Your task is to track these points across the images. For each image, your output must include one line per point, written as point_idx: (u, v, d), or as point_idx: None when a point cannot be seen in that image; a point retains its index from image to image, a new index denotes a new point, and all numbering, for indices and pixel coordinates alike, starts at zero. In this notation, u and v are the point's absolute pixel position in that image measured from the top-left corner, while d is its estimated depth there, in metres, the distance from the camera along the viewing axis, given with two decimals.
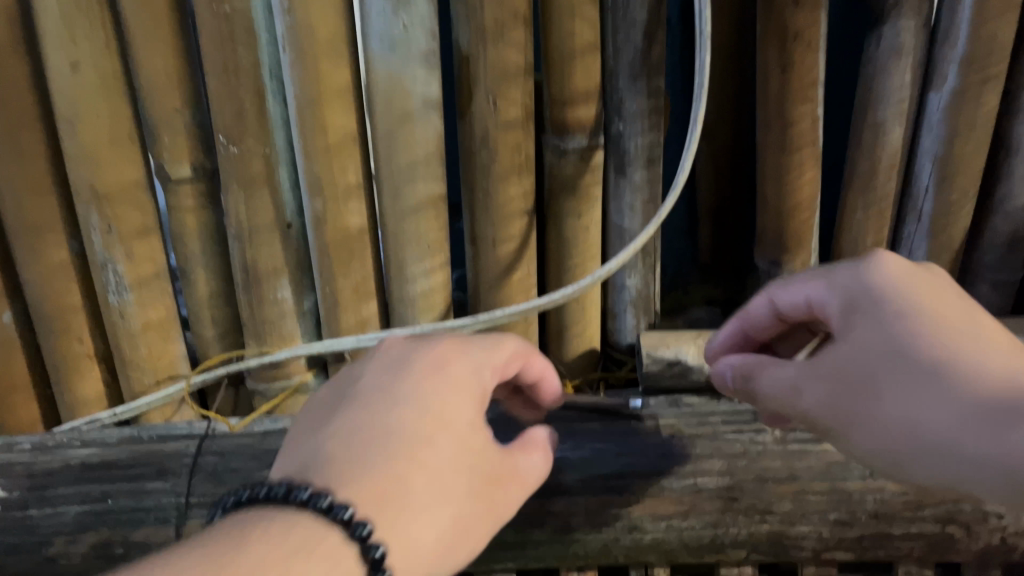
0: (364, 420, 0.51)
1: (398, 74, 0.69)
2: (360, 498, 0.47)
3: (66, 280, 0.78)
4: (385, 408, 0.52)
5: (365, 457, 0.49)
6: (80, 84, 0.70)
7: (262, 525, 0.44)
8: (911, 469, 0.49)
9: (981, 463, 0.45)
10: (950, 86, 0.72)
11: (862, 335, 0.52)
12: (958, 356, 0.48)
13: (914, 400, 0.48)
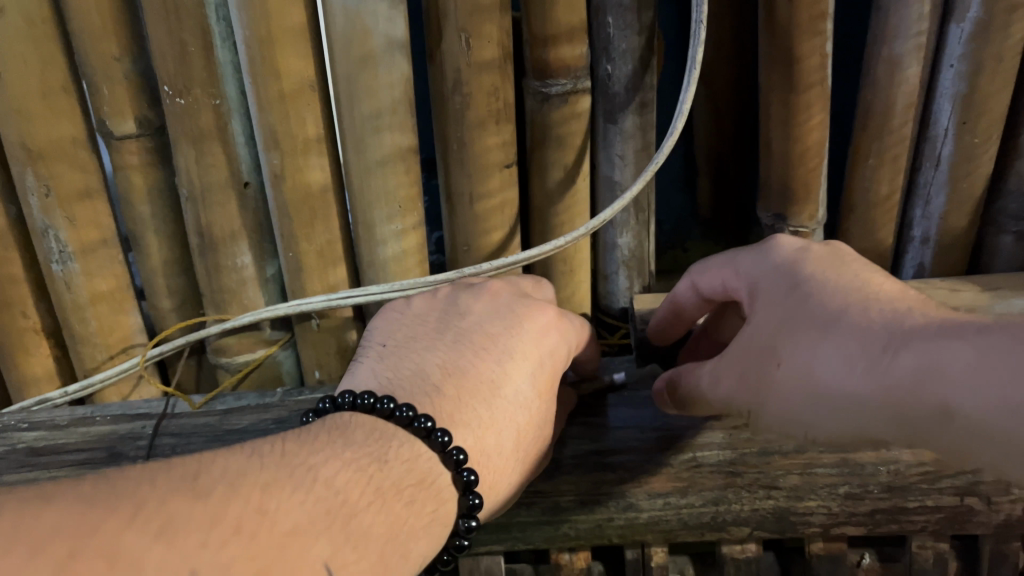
0: (467, 348, 0.53)
1: (357, 10, 0.62)
2: (466, 436, 0.49)
3: (4, 250, 0.71)
4: (494, 345, 0.53)
5: (475, 382, 0.51)
6: (3, 28, 0.63)
7: (365, 435, 0.46)
8: (816, 426, 0.49)
9: (873, 401, 0.45)
10: (974, 16, 0.65)
11: (761, 299, 0.52)
12: (843, 311, 0.48)
13: (811, 356, 0.48)
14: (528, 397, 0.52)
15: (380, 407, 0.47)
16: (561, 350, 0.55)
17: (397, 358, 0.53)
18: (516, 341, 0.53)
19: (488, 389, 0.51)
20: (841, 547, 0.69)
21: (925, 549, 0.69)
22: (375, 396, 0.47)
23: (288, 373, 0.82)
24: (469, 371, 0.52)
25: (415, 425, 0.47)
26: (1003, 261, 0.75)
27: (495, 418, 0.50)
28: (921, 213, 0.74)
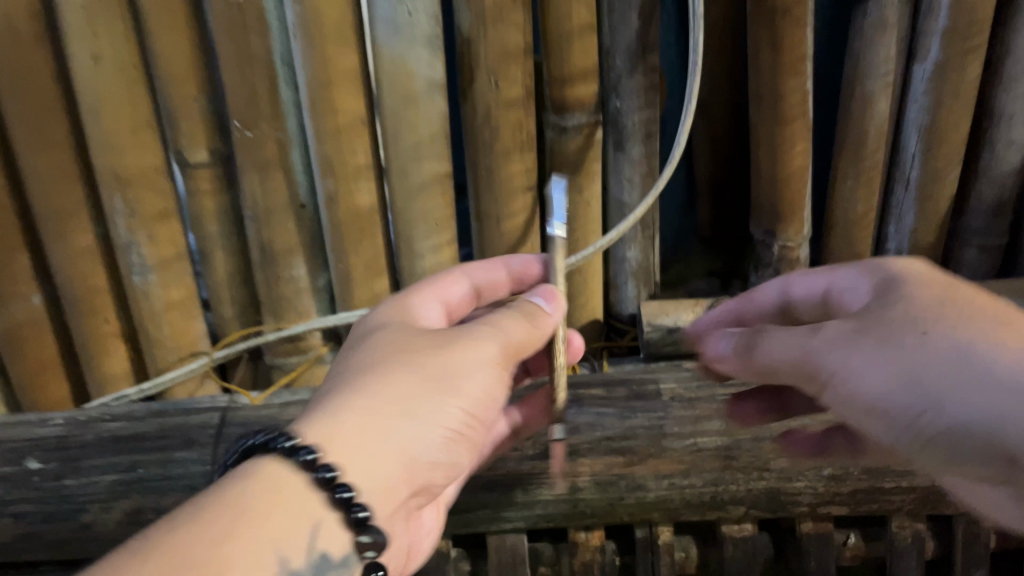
0: (406, 386, 0.50)
1: (403, 56, 0.72)
2: (378, 491, 0.48)
3: (91, 263, 0.82)
4: (436, 376, 0.52)
5: (400, 431, 0.49)
6: (102, 73, 0.73)
7: (267, 486, 0.45)
8: (951, 410, 0.47)
9: (1008, 415, 0.45)
10: (934, 57, 0.75)
11: (862, 319, 0.51)
12: (994, 321, 0.48)
13: (955, 343, 0.48)
14: (460, 428, 0.52)
15: (303, 457, 0.46)
16: (544, 319, 0.57)
17: (330, 402, 0.49)
18: (490, 331, 0.55)
19: (415, 440, 0.50)
20: (828, 527, 0.75)
21: (904, 529, 0.74)
22: (313, 450, 0.46)
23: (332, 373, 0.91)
24: (398, 416, 0.49)
25: (335, 494, 0.46)
26: (970, 270, 0.85)
27: (428, 456, 0.51)
28: (895, 228, 0.84)
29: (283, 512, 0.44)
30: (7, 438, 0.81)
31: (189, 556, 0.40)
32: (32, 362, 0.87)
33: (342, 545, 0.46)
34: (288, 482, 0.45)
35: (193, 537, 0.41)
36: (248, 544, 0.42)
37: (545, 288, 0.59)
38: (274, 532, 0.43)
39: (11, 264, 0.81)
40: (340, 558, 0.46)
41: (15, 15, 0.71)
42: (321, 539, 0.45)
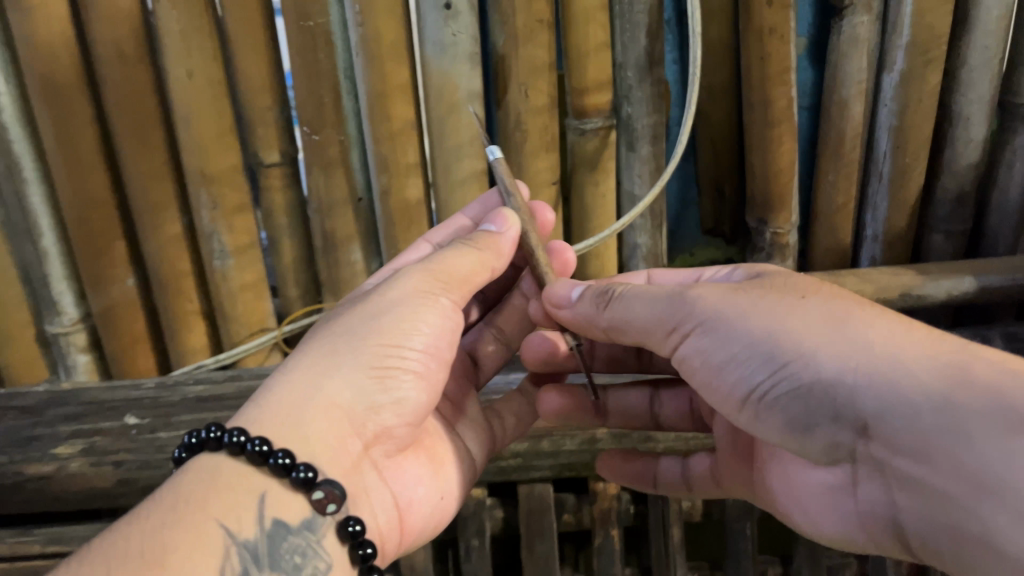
0: (323, 355, 0.65)
1: (448, 71, 0.86)
2: (328, 445, 0.62)
3: (178, 250, 0.96)
4: (357, 339, 0.66)
5: (342, 384, 0.63)
6: (195, 87, 0.87)
7: (208, 482, 0.56)
8: (789, 353, 0.56)
9: (910, 409, 0.51)
10: (899, 68, 0.88)
11: (741, 288, 0.63)
12: (860, 311, 0.58)
13: (813, 314, 0.58)
14: (395, 369, 0.66)
15: (233, 441, 0.57)
16: (494, 239, 0.73)
17: (252, 398, 0.63)
18: (435, 269, 0.70)
19: (346, 393, 0.63)
20: None
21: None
22: (241, 433, 0.57)
23: None
24: (322, 380, 0.63)
25: (269, 460, 0.57)
26: (938, 253, 0.97)
27: (370, 403, 0.65)
28: (871, 217, 0.97)
29: (231, 489, 0.56)
30: (107, 400, 0.95)
31: (163, 528, 0.51)
32: (124, 337, 1.01)
33: (300, 513, 0.58)
34: (224, 467, 0.57)
35: (164, 517, 0.52)
36: (209, 516, 0.53)
37: (497, 213, 0.75)
38: (229, 505, 0.55)
39: (111, 251, 0.95)
40: (298, 522, 0.58)
41: (124, 40, 0.85)
42: (268, 507, 0.56)
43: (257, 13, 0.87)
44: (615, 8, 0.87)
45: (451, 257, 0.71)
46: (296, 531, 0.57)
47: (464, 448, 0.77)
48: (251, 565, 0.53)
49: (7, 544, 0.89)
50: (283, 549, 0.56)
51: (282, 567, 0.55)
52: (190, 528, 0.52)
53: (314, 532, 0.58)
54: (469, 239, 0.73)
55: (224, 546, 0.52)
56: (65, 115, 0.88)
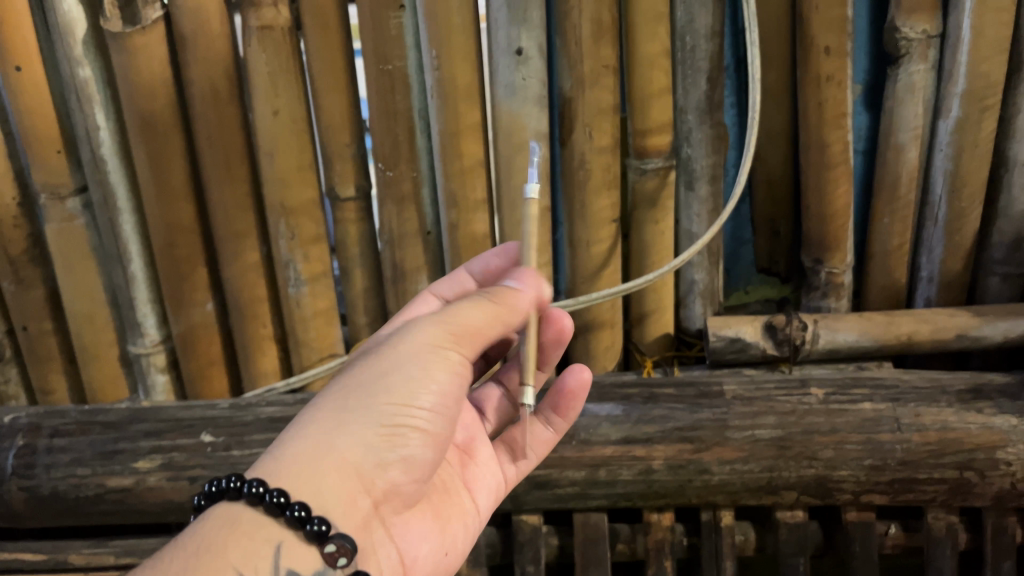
0: (334, 410, 0.62)
1: (518, 112, 0.91)
2: (338, 500, 0.59)
3: (255, 276, 1.02)
4: (367, 396, 0.62)
5: (351, 441, 0.61)
6: (279, 125, 0.93)
7: (227, 535, 0.55)
8: None
9: None
10: (955, 115, 0.91)
11: None
12: None
13: None
14: (404, 426, 0.62)
15: (251, 491, 0.57)
16: (513, 295, 0.66)
17: (270, 450, 0.62)
18: (448, 325, 0.65)
19: (357, 451, 0.61)
20: (871, 515, 0.89)
21: (939, 520, 0.88)
22: (259, 483, 0.57)
23: None
24: (334, 436, 0.61)
25: (287, 512, 0.56)
26: (993, 296, 0.99)
27: (377, 460, 0.62)
28: (927, 259, 0.99)
29: (250, 538, 0.55)
30: (182, 417, 0.97)
31: (184, 572, 0.51)
32: (202, 357, 1.07)
33: (314, 564, 0.57)
34: (242, 516, 0.57)
35: (185, 562, 0.52)
36: (227, 562, 0.53)
37: (526, 269, 0.68)
38: (246, 554, 0.54)
39: (193, 276, 1.01)
40: (311, 574, 0.57)
41: (217, 81, 0.91)
42: (285, 559, 0.56)
43: (339, 57, 0.92)
44: (677, 55, 0.92)
45: (464, 309, 0.65)
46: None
47: (471, 506, 0.77)
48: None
49: (82, 556, 0.92)
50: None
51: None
52: (210, 574, 0.51)
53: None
54: (489, 291, 0.66)
55: None
56: (160, 149, 0.94)
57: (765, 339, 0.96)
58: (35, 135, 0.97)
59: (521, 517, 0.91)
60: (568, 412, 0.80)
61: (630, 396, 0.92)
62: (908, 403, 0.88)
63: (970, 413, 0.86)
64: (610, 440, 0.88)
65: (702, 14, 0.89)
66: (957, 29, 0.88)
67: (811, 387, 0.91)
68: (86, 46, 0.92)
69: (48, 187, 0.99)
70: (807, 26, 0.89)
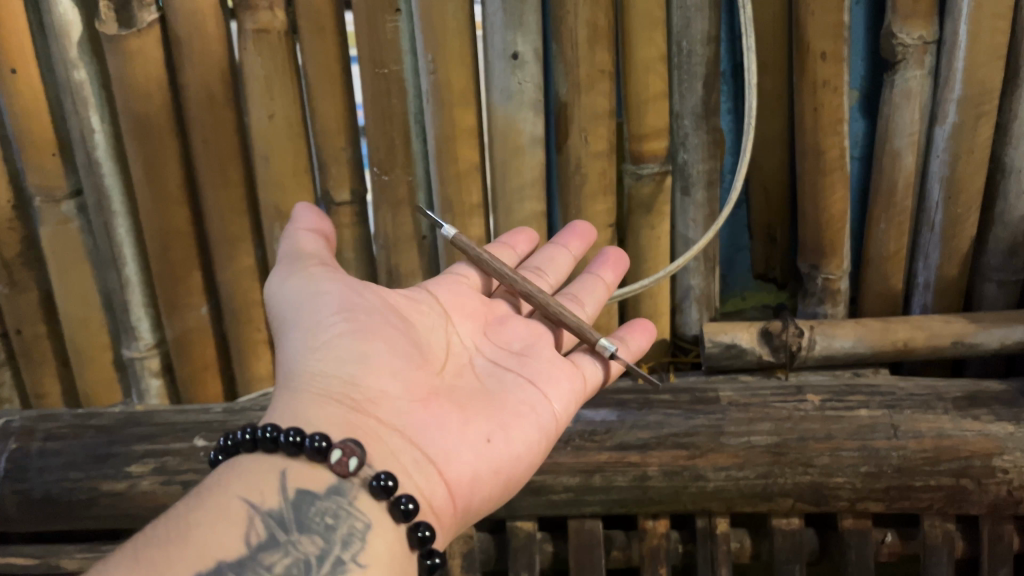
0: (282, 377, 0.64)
1: (513, 117, 0.91)
2: (324, 419, 0.59)
3: (250, 280, 1.01)
4: (296, 345, 0.64)
5: (311, 374, 0.62)
6: (275, 128, 0.93)
7: (231, 471, 0.56)
8: None
9: None
10: (951, 121, 0.90)
11: None
12: None
13: None
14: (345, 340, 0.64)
15: (244, 439, 0.57)
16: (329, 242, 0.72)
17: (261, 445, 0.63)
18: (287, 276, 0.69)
19: (320, 379, 0.62)
20: (867, 522, 0.88)
21: (936, 527, 0.87)
22: (248, 429, 0.57)
23: None
24: (291, 385, 0.62)
25: (281, 440, 0.56)
26: (990, 303, 0.98)
27: (344, 377, 0.62)
28: (923, 265, 0.99)
29: (253, 470, 0.56)
30: (176, 421, 0.96)
31: (186, 511, 0.52)
32: (196, 361, 1.06)
33: (325, 481, 0.56)
34: (244, 459, 0.57)
35: (188, 503, 0.53)
36: (231, 494, 0.53)
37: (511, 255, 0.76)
38: (250, 484, 0.55)
39: (188, 280, 1.01)
40: (324, 489, 0.56)
41: (212, 84, 0.91)
42: (292, 480, 0.55)
43: (335, 61, 0.92)
44: (674, 60, 0.92)
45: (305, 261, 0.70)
46: (324, 497, 0.55)
47: (534, 400, 0.70)
48: (277, 531, 0.52)
49: (75, 560, 0.92)
50: (310, 513, 0.54)
51: (314, 528, 0.53)
52: (214, 507, 0.52)
53: (345, 496, 0.56)
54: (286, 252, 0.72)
55: (247, 516, 0.52)
56: (155, 152, 0.94)
57: (761, 345, 0.96)
58: (30, 138, 0.96)
59: (516, 523, 0.91)
60: (641, 329, 0.80)
61: (626, 402, 0.92)
62: (904, 410, 0.88)
63: (966, 420, 0.86)
64: (604, 446, 0.88)
65: (699, 19, 0.89)
66: (953, 34, 0.88)
67: (807, 393, 0.91)
68: (81, 49, 0.91)
69: (44, 190, 0.99)
70: (804, 32, 0.89)
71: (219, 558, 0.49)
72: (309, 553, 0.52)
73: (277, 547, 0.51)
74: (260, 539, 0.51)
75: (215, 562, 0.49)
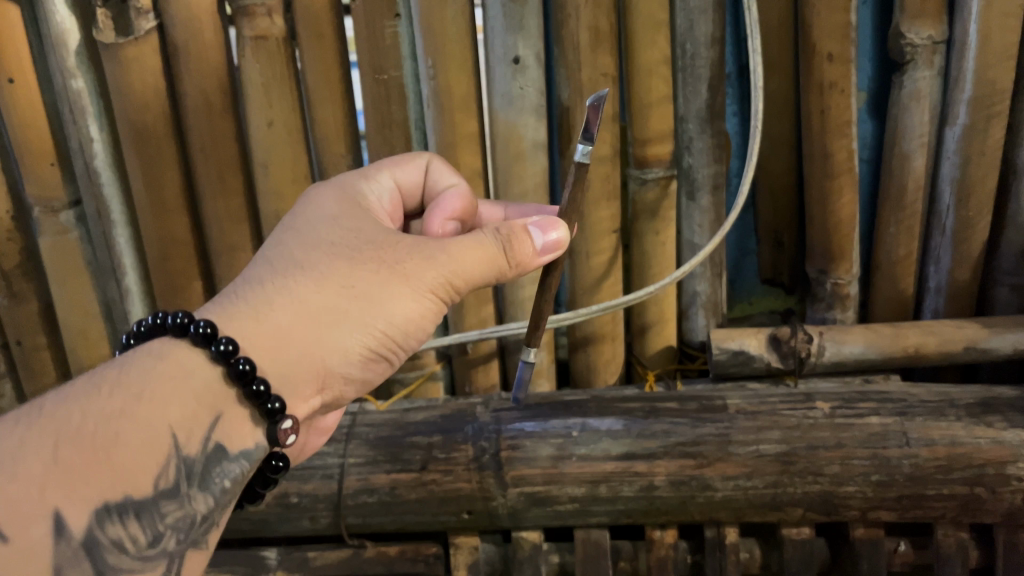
0: (323, 306, 0.60)
1: (515, 122, 0.89)
2: (296, 393, 0.60)
3: None
4: (359, 310, 0.61)
5: (329, 348, 0.60)
6: (274, 135, 0.92)
7: (174, 382, 0.54)
8: None
9: None
10: (962, 122, 0.89)
11: None
12: None
13: None
14: (377, 346, 0.63)
15: (219, 349, 0.55)
16: (527, 259, 0.63)
17: (248, 300, 0.59)
18: (436, 262, 0.62)
19: (333, 355, 0.61)
20: (878, 532, 0.86)
21: (948, 537, 0.85)
22: (230, 344, 0.55)
23: (445, 388, 1.05)
24: (314, 333, 0.60)
25: (246, 386, 0.56)
26: (1002, 306, 0.96)
27: (342, 368, 0.62)
28: (934, 268, 0.97)
29: (194, 396, 0.54)
30: None
31: (119, 418, 0.50)
32: None
33: (243, 442, 0.57)
34: (195, 372, 0.55)
35: (123, 403, 0.51)
36: (164, 419, 0.52)
37: (552, 227, 0.63)
38: (185, 413, 0.53)
39: (188, 290, 1.00)
40: (238, 451, 0.57)
41: (210, 91, 0.90)
42: (218, 430, 0.56)
43: (334, 67, 0.91)
44: (678, 62, 0.91)
45: (470, 255, 0.62)
46: (233, 459, 0.57)
47: None
48: (183, 480, 0.53)
49: None
50: (215, 473, 0.56)
51: (209, 488, 0.56)
52: (145, 428, 0.51)
53: (250, 462, 0.58)
54: (507, 238, 0.63)
55: (165, 453, 0.52)
56: (154, 161, 0.93)
57: (769, 351, 0.94)
58: (27, 147, 0.95)
59: (521, 534, 0.89)
60: None
61: (632, 411, 0.89)
62: (915, 417, 0.85)
63: (979, 427, 0.84)
64: (610, 455, 0.86)
65: (702, 21, 0.88)
66: (963, 33, 0.86)
67: (816, 401, 0.88)
68: (77, 57, 0.90)
69: (42, 200, 0.98)
70: (810, 33, 0.88)
71: (127, 492, 0.50)
72: (197, 511, 0.55)
73: (176, 497, 0.53)
74: (167, 483, 0.52)
75: (121, 493, 0.49)
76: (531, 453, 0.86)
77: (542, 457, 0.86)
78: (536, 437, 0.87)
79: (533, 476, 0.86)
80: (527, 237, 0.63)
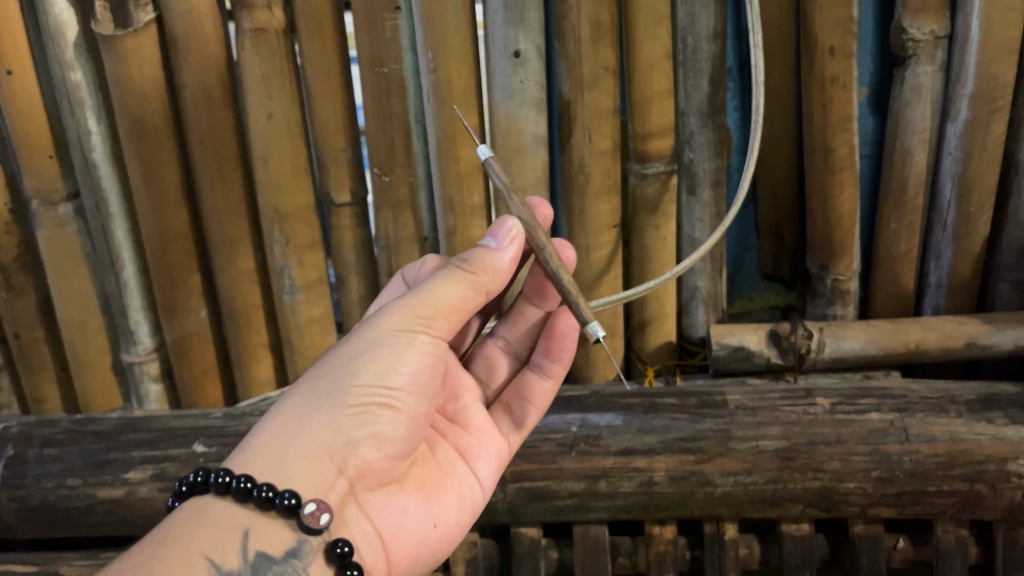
0: (304, 397, 0.62)
1: (515, 116, 0.89)
2: (307, 481, 0.59)
3: (250, 283, 1.00)
4: (336, 380, 0.62)
5: (321, 425, 0.61)
6: (273, 129, 0.91)
7: (196, 523, 0.55)
8: None
9: None
10: (964, 117, 0.88)
11: None
12: None
13: None
14: (375, 404, 0.63)
15: (218, 480, 0.57)
16: (492, 259, 0.66)
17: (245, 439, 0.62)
18: (398, 309, 0.65)
19: (325, 433, 0.61)
20: (878, 528, 0.86)
21: (948, 533, 0.85)
22: (226, 473, 0.57)
23: None
24: (301, 422, 0.61)
25: (255, 494, 0.56)
26: (1003, 302, 0.96)
27: (347, 439, 0.62)
28: (935, 265, 0.97)
29: (218, 525, 0.56)
30: (175, 427, 0.94)
31: (153, 560, 0.51)
32: (194, 365, 1.05)
33: (285, 543, 0.57)
34: (211, 507, 0.57)
35: (154, 550, 0.52)
36: (195, 549, 0.53)
37: (499, 223, 0.66)
38: (213, 540, 0.54)
39: (186, 283, 1.00)
40: (283, 552, 0.56)
41: (210, 83, 0.89)
42: (254, 542, 0.56)
43: (334, 60, 0.90)
44: (678, 57, 0.90)
45: (432, 286, 0.65)
46: (282, 561, 0.56)
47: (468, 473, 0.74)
48: None
49: (73, 568, 0.89)
50: None
51: None
52: (180, 560, 0.52)
53: (300, 560, 0.57)
54: (463, 260, 0.66)
55: None
56: (153, 154, 0.92)
57: (769, 347, 0.94)
58: (25, 139, 0.95)
59: (520, 529, 0.89)
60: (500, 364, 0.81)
61: (631, 406, 0.89)
62: (915, 413, 0.85)
63: (980, 424, 0.84)
64: (610, 450, 0.86)
65: (704, 15, 0.88)
66: (965, 28, 0.86)
67: (816, 396, 0.88)
68: (76, 48, 0.90)
69: (40, 193, 0.98)
70: (812, 27, 0.87)
71: None
72: None
73: None
74: None
75: None
76: (531, 447, 0.86)
77: (542, 451, 0.86)
78: (536, 433, 0.87)
79: (532, 471, 0.86)
80: (483, 248, 0.67)
